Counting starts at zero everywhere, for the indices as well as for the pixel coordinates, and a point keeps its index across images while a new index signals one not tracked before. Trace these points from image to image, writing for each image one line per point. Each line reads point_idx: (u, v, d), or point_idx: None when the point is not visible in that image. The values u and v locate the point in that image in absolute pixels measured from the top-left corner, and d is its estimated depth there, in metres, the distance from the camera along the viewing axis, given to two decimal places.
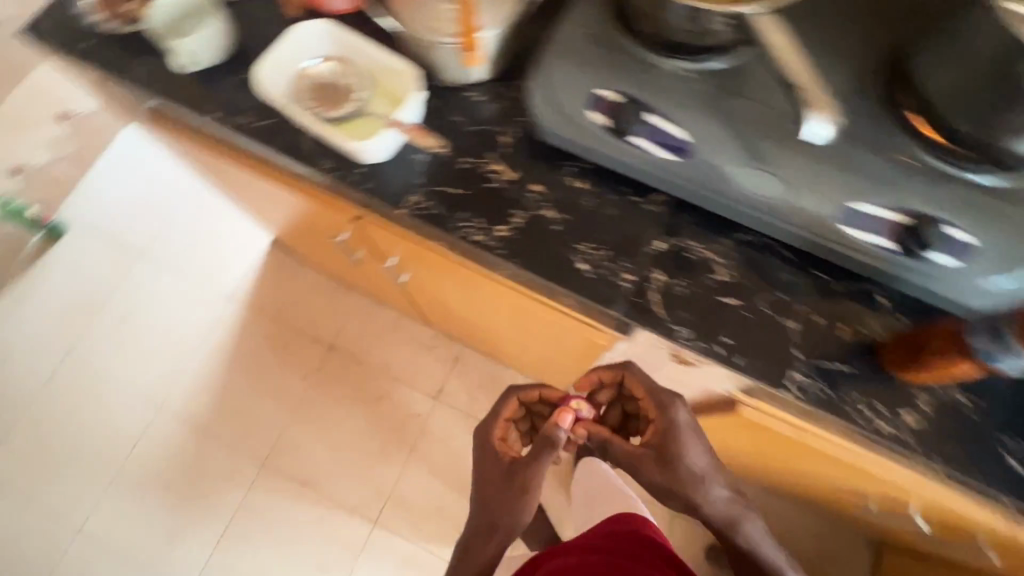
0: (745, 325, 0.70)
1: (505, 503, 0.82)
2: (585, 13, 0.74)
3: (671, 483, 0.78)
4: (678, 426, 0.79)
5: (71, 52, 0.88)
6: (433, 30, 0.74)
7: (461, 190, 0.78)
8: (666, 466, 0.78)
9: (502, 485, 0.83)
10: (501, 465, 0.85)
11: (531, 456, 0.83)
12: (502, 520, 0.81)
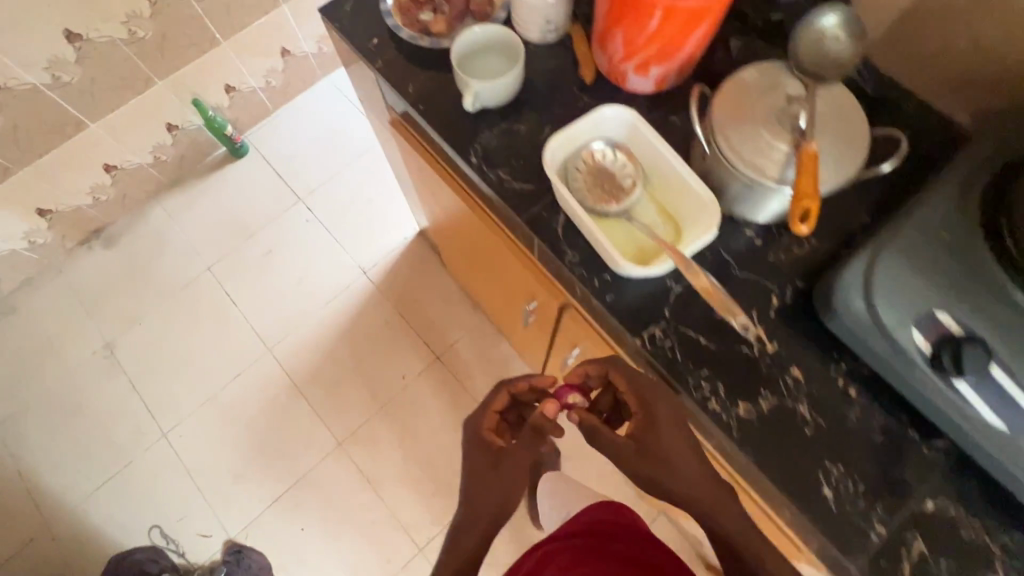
0: (840, 430, 0.65)
1: (501, 484, 0.70)
2: (949, 211, 0.61)
3: (621, 457, 0.65)
4: (655, 414, 0.66)
5: (362, 48, 0.87)
6: (757, 167, 0.65)
7: (710, 344, 0.68)
8: (609, 431, 0.66)
9: (492, 467, 0.71)
10: (481, 444, 0.73)
11: (531, 440, 0.72)
12: (478, 511, 0.68)
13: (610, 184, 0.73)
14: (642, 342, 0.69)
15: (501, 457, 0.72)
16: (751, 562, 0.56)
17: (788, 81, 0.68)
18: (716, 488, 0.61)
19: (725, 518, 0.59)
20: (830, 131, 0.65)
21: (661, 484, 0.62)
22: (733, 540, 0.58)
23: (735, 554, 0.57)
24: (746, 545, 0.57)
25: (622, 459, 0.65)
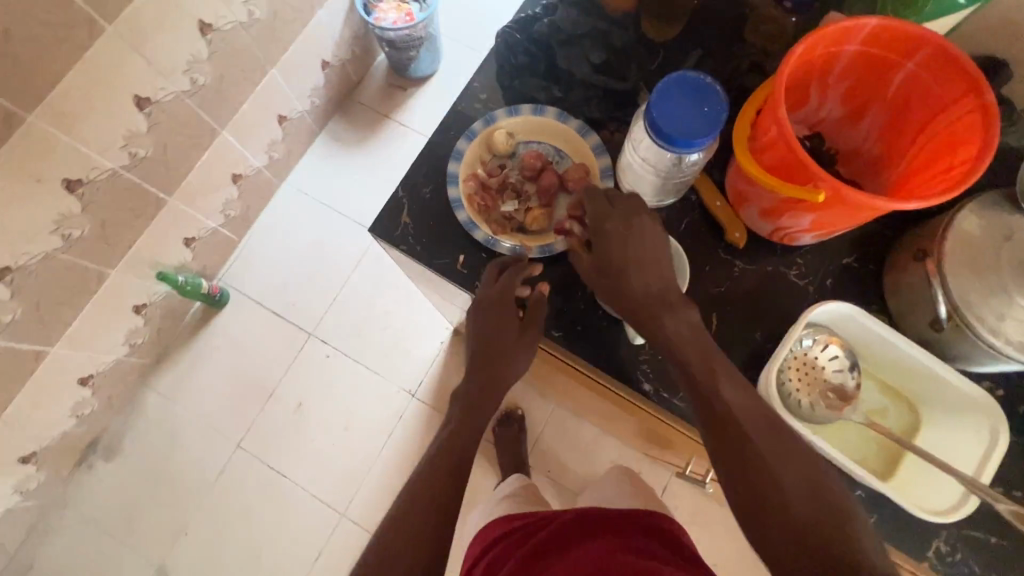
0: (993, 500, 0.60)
1: (507, 314, 0.65)
2: None
3: (644, 325, 0.58)
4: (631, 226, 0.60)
5: (451, 272, 0.69)
6: (1005, 341, 0.55)
7: (1006, 542, 0.59)
8: (608, 281, 0.60)
9: (490, 334, 0.66)
10: (488, 296, 0.65)
11: (515, 318, 0.65)
12: (495, 338, 0.66)
13: (835, 386, 0.61)
14: (931, 560, 0.59)
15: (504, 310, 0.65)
16: (778, 480, 0.47)
17: (1017, 222, 0.57)
18: (762, 427, 0.51)
19: (763, 430, 0.50)
20: None
21: (702, 387, 0.54)
22: (768, 469, 0.48)
23: (760, 482, 0.48)
24: (780, 458, 0.49)
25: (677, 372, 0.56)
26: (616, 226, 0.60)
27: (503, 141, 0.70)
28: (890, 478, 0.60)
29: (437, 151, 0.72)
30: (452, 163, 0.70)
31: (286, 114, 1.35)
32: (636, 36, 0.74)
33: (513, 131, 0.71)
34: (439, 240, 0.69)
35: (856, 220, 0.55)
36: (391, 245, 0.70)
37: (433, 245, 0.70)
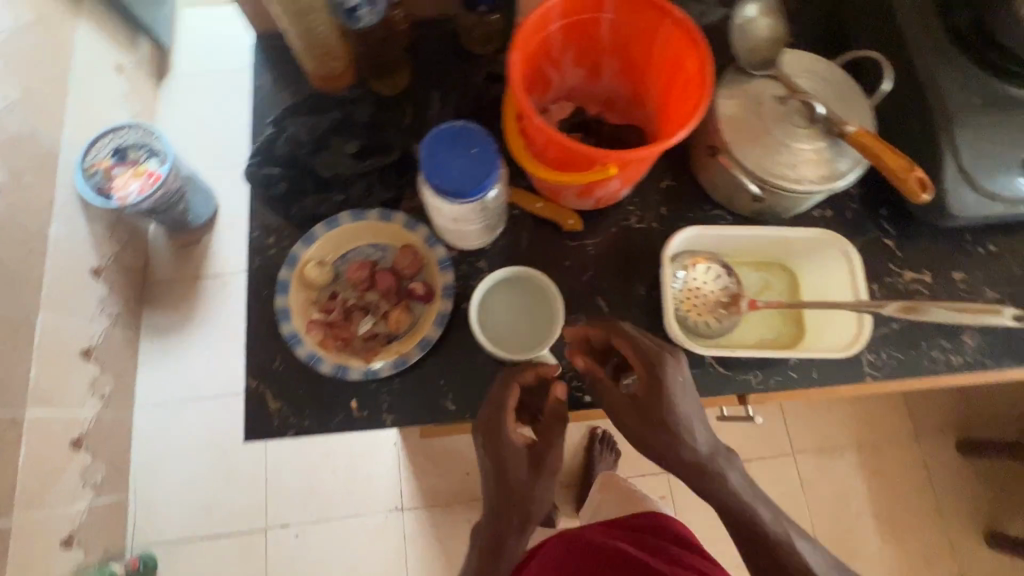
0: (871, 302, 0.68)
1: (528, 473, 0.55)
2: (951, 81, 0.64)
3: (708, 481, 0.55)
4: (658, 372, 0.55)
5: (351, 423, 0.63)
6: (809, 182, 0.62)
7: (901, 324, 0.68)
8: (641, 427, 0.56)
9: (516, 492, 0.55)
10: (514, 448, 0.56)
11: (540, 476, 0.55)
12: (516, 495, 0.54)
13: (722, 298, 0.66)
14: (871, 374, 0.66)
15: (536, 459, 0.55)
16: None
17: (757, 87, 0.64)
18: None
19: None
20: (829, 96, 0.64)
21: (742, 527, 0.55)
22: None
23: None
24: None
25: (732, 503, 0.55)
26: (632, 330, 0.58)
27: (319, 273, 0.65)
28: (807, 344, 0.66)
29: (261, 320, 0.65)
30: (282, 324, 0.63)
31: (88, 345, 1.13)
32: (375, 101, 0.72)
33: (323, 258, 0.67)
34: (321, 403, 0.63)
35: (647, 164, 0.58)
36: (275, 437, 0.63)
37: (317, 410, 0.63)
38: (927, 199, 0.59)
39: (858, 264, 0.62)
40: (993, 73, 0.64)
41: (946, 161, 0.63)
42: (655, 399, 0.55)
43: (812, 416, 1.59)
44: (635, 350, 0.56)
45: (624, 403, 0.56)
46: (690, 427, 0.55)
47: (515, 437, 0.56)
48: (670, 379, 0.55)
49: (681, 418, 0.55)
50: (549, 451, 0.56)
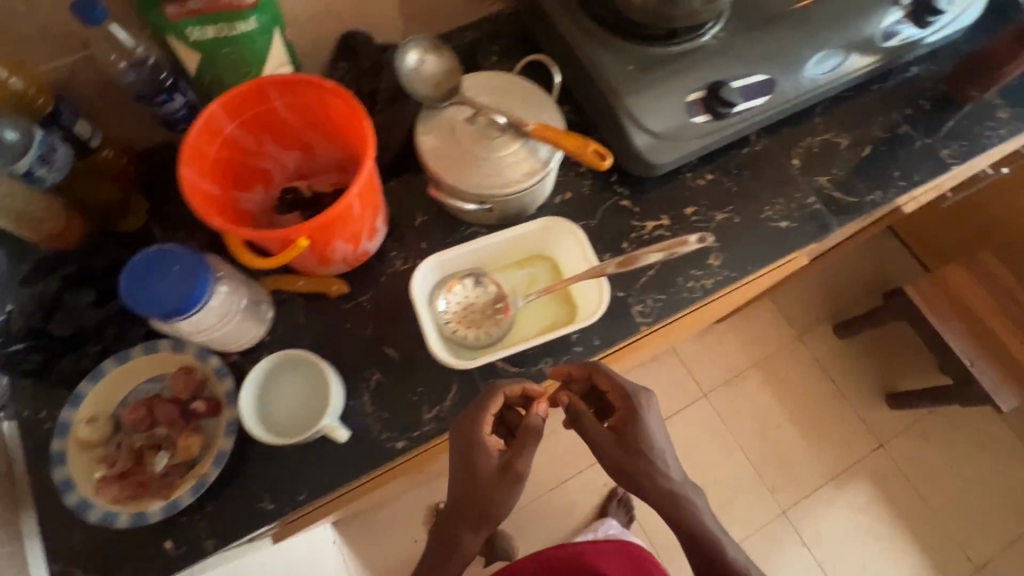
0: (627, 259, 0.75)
1: (489, 490, 0.59)
2: (608, 55, 0.74)
3: (677, 507, 0.61)
4: (640, 412, 0.62)
5: (174, 562, 0.61)
6: (516, 181, 0.68)
7: (655, 269, 0.75)
8: (616, 457, 0.61)
9: (477, 493, 0.59)
10: (484, 454, 0.60)
11: (503, 480, 0.59)
12: (481, 496, 0.59)
13: (487, 305, 0.71)
14: (643, 322, 0.72)
15: (500, 476, 0.60)
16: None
17: (448, 114, 0.70)
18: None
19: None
20: (512, 103, 0.71)
21: (699, 544, 0.61)
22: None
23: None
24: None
25: (685, 524, 0.61)
26: (610, 370, 0.65)
27: (93, 430, 0.63)
28: (574, 319, 0.72)
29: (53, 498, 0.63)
30: (67, 496, 0.61)
31: None
32: (115, 242, 0.72)
33: (97, 413, 0.65)
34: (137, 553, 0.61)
35: (356, 217, 0.62)
36: None
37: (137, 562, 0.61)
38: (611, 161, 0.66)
39: (585, 240, 0.68)
40: (637, 40, 0.74)
41: (626, 123, 0.73)
42: (632, 431, 0.61)
43: (709, 354, 1.69)
44: (622, 390, 0.63)
45: (599, 434, 0.62)
46: (663, 458, 0.61)
47: (485, 441, 0.61)
48: (646, 412, 0.63)
49: (660, 446, 0.62)
50: (518, 458, 0.59)
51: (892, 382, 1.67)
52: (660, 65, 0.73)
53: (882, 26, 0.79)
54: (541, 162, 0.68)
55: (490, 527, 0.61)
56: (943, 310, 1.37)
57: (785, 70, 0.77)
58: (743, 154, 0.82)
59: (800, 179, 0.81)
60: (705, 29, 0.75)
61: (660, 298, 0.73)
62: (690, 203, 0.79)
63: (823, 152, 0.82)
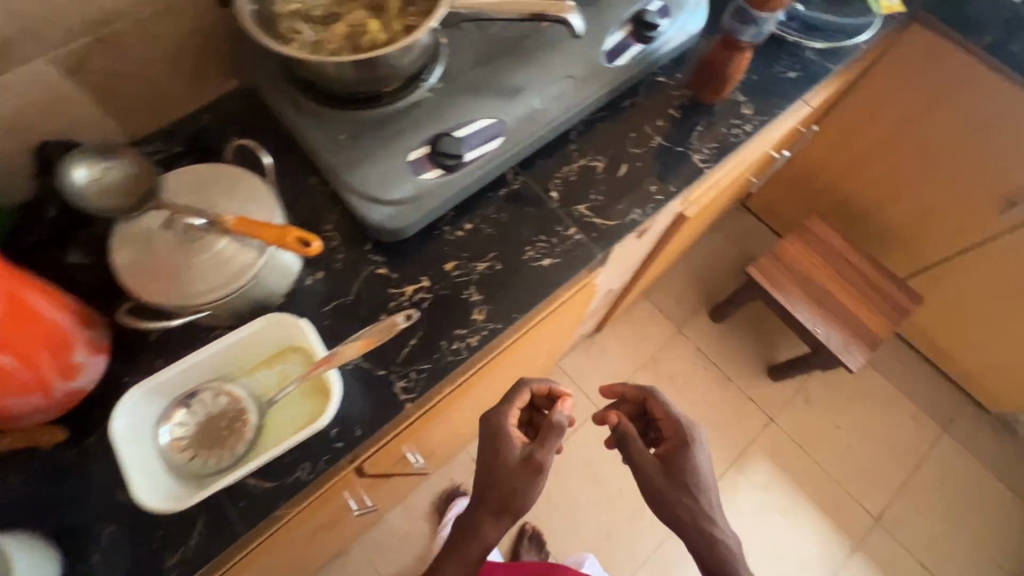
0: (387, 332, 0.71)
1: (514, 472, 0.68)
2: (320, 126, 0.70)
3: (715, 555, 0.65)
4: (685, 441, 0.72)
5: None
6: (224, 284, 0.62)
7: (416, 338, 0.71)
8: (658, 479, 0.69)
9: (502, 478, 0.68)
10: (513, 443, 0.71)
11: (526, 467, 0.68)
12: (503, 481, 0.68)
13: (225, 420, 0.63)
14: (407, 398, 0.68)
15: (531, 461, 0.69)
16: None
17: (142, 223, 0.64)
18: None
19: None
20: (217, 197, 0.66)
21: (708, 550, 0.66)
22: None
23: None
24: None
25: (702, 534, 0.66)
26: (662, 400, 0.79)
27: None
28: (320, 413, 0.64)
29: None
30: None
31: None
32: None
33: None
34: None
35: (9, 368, 0.54)
36: None
37: None
38: (318, 243, 0.62)
39: (309, 333, 0.65)
40: (349, 106, 0.70)
41: (347, 196, 0.69)
42: (675, 452, 0.71)
43: (594, 365, 1.68)
44: (663, 406, 0.78)
45: (643, 454, 0.72)
46: (695, 464, 0.70)
47: (514, 438, 0.71)
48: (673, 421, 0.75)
49: (688, 462, 0.69)
50: (540, 449, 0.70)
51: (770, 356, 1.72)
52: (373, 131, 0.70)
53: (606, 47, 0.80)
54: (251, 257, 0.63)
55: (510, 518, 0.68)
56: (787, 285, 1.42)
57: (513, 109, 0.75)
58: (500, 195, 0.80)
59: (559, 211, 0.79)
60: (419, 85, 0.72)
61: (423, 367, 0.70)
62: (449, 257, 0.76)
63: (579, 179, 0.82)
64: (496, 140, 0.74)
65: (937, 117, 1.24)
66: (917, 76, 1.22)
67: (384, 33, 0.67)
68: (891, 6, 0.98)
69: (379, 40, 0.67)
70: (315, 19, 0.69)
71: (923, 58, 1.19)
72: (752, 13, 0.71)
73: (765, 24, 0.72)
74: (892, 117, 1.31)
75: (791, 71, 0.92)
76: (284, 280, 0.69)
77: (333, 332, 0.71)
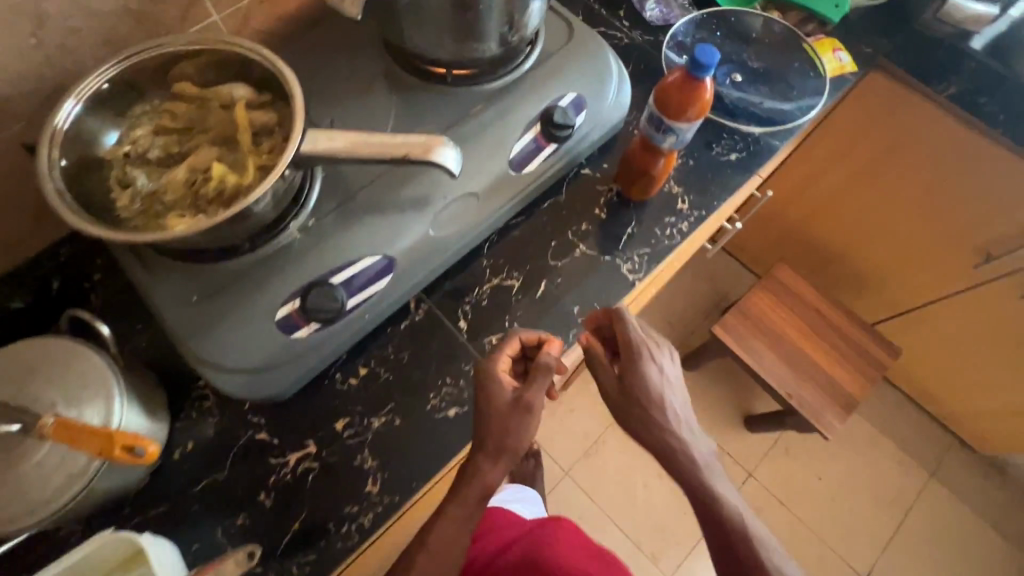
0: (266, 517, 0.61)
1: (503, 415, 0.60)
2: (167, 283, 0.59)
3: (686, 462, 0.59)
4: (657, 374, 0.61)
5: None
6: (48, 502, 0.52)
7: (299, 522, 0.61)
8: (622, 405, 0.61)
9: (492, 426, 0.60)
10: (501, 384, 0.62)
11: (516, 411, 0.59)
12: (497, 427, 0.59)
13: None
14: None
15: (518, 401, 0.59)
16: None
17: None
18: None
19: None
20: (45, 389, 0.55)
21: (714, 512, 0.59)
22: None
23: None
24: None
25: (705, 492, 0.59)
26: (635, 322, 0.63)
27: None
28: None
29: None
30: None
31: None
32: None
33: None
34: None
35: None
36: None
37: None
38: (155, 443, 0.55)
39: (150, 551, 0.53)
40: (200, 260, 0.59)
41: (201, 370, 0.59)
42: (632, 381, 0.61)
43: (563, 426, 1.56)
44: (624, 331, 0.62)
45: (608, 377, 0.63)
46: (663, 403, 0.60)
47: (503, 375, 0.63)
48: (636, 334, 0.62)
49: (664, 354, 0.63)
50: (529, 390, 0.61)
51: (748, 403, 1.62)
52: (230, 288, 0.59)
53: (512, 156, 0.70)
54: (81, 467, 0.53)
55: (508, 460, 0.60)
56: (757, 344, 1.32)
57: (402, 239, 0.65)
58: (400, 330, 0.70)
59: (468, 346, 0.70)
60: (286, 226, 0.61)
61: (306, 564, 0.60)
62: (340, 414, 0.66)
63: (492, 304, 0.72)
64: (383, 281, 0.64)
65: (901, 168, 1.15)
66: (874, 130, 1.13)
67: (231, 176, 0.56)
68: (839, 66, 0.88)
69: (225, 186, 0.56)
70: (152, 162, 0.58)
71: (874, 115, 1.10)
72: (664, 122, 0.61)
73: (680, 132, 0.62)
74: (855, 165, 1.22)
75: (732, 152, 0.82)
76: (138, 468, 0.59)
77: (203, 521, 0.61)
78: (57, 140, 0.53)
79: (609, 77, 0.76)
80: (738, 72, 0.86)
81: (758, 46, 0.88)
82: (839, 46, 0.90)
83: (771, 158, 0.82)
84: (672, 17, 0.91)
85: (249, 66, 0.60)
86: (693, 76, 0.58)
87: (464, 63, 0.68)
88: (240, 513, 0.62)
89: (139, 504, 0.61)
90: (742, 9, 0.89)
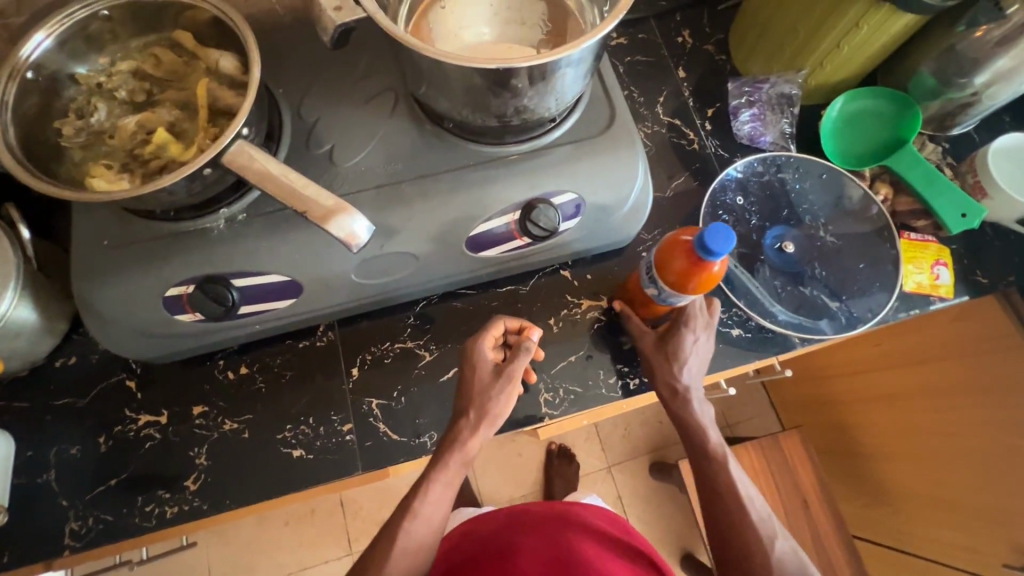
0: (94, 461, 0.64)
1: (489, 383, 0.59)
2: (88, 218, 0.60)
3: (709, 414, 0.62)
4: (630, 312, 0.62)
5: None
6: None
7: (115, 480, 0.63)
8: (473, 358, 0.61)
9: (473, 394, 0.59)
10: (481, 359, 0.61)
11: (498, 381, 0.59)
12: (474, 396, 0.59)
13: None
14: (69, 546, 0.61)
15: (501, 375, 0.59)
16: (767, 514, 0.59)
17: None
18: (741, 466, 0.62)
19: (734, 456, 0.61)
20: None
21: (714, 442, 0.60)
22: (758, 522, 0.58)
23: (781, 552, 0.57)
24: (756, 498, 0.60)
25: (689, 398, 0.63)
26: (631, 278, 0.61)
27: None
28: None
29: None
30: None
31: None
32: None
33: None
34: None
35: None
36: None
37: None
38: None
39: None
40: (126, 210, 0.59)
41: (87, 315, 0.60)
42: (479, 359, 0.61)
43: (500, 465, 1.49)
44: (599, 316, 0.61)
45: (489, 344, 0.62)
46: (684, 364, 0.61)
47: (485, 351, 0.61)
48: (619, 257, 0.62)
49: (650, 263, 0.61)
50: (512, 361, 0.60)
51: (694, 542, 1.46)
52: (136, 249, 0.58)
53: (474, 234, 0.63)
54: None
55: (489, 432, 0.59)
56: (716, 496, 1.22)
57: (314, 269, 0.60)
58: (295, 347, 0.68)
59: (348, 399, 0.67)
60: (215, 210, 0.58)
61: (96, 526, 0.62)
62: (201, 399, 0.66)
63: (394, 366, 0.68)
64: (284, 299, 0.62)
65: (956, 420, 0.93)
66: (954, 364, 0.92)
67: (169, 149, 0.55)
68: (931, 286, 0.71)
69: (161, 155, 0.55)
70: (118, 102, 0.58)
71: (966, 347, 0.89)
72: (655, 273, 0.59)
73: (663, 286, 0.59)
74: (918, 384, 1.01)
75: (735, 326, 0.69)
76: (13, 366, 0.63)
77: (48, 433, 0.65)
78: (24, 61, 0.54)
79: (631, 187, 0.65)
80: (792, 240, 0.72)
81: (843, 219, 0.73)
82: (944, 259, 0.72)
83: (775, 356, 0.68)
84: (761, 141, 0.76)
85: (240, 39, 0.56)
86: (693, 249, 0.54)
87: (465, 123, 0.61)
88: (76, 444, 0.64)
89: (8, 391, 0.66)
90: (845, 170, 0.74)
